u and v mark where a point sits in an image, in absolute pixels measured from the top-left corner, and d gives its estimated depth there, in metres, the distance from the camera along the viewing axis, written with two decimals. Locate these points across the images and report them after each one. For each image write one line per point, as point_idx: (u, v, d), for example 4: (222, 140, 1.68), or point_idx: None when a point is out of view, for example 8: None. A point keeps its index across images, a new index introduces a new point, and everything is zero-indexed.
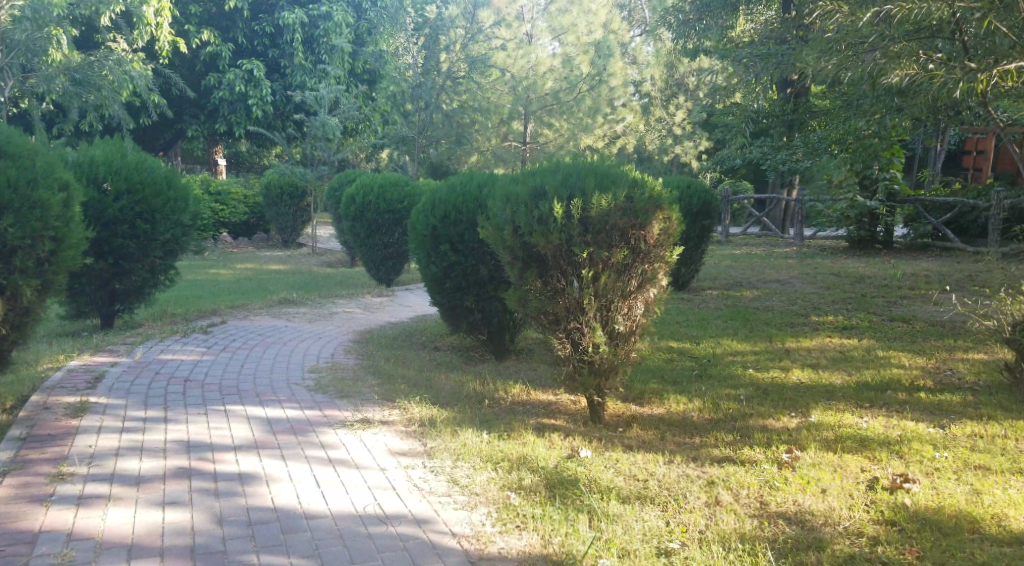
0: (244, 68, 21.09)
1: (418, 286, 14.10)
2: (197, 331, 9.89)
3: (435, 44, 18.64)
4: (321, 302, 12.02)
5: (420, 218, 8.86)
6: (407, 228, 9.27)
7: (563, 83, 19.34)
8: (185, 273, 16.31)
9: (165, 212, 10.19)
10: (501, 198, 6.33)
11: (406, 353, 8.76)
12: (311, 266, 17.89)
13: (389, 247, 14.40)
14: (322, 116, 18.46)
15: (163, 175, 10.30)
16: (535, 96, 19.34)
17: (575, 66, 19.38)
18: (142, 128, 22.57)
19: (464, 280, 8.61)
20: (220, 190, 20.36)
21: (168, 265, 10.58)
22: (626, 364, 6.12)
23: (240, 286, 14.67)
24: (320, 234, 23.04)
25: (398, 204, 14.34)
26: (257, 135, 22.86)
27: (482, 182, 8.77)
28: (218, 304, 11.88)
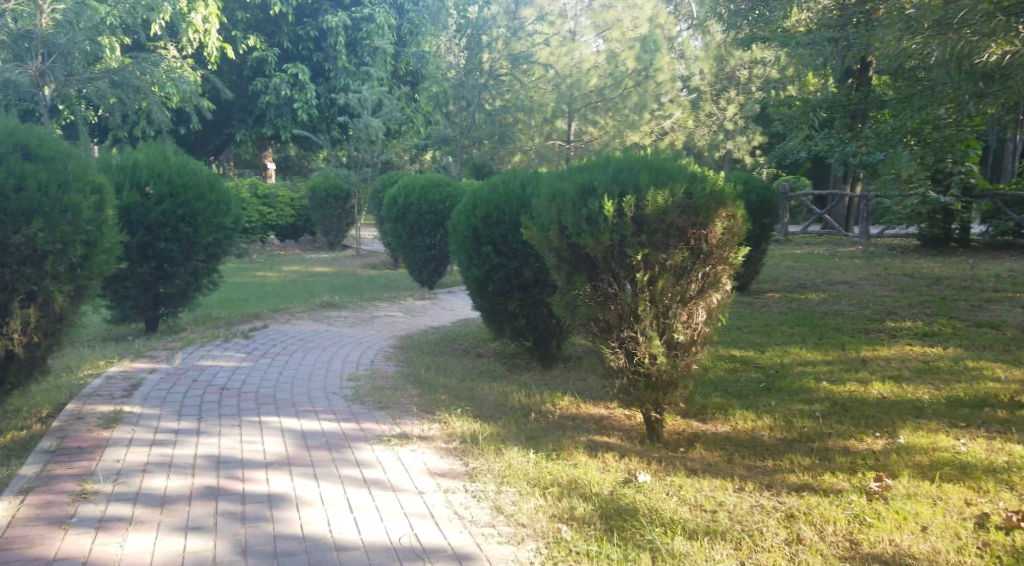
0: (289, 73, 20.72)
1: (461, 289, 13.66)
2: (234, 328, 9.49)
3: (478, 44, 18.79)
4: (361, 304, 11.61)
5: (460, 219, 8.44)
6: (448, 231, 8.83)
7: (608, 80, 18.40)
8: (231, 277, 15.99)
9: (208, 216, 9.41)
10: (546, 195, 5.87)
11: (449, 361, 8.30)
12: (355, 269, 17.54)
13: (432, 249, 13.98)
14: (365, 117, 18.13)
15: (207, 177, 9.54)
16: (579, 93, 18.34)
17: (620, 62, 18.52)
18: (188, 133, 22.31)
19: (507, 284, 8.15)
20: (267, 193, 19.90)
21: (213, 270, 9.80)
22: (686, 377, 5.61)
23: (280, 289, 14.30)
24: (365, 236, 22.73)
25: (441, 204, 13.92)
26: (301, 138, 22.57)
27: (526, 180, 8.30)
28: (260, 307, 11.46)
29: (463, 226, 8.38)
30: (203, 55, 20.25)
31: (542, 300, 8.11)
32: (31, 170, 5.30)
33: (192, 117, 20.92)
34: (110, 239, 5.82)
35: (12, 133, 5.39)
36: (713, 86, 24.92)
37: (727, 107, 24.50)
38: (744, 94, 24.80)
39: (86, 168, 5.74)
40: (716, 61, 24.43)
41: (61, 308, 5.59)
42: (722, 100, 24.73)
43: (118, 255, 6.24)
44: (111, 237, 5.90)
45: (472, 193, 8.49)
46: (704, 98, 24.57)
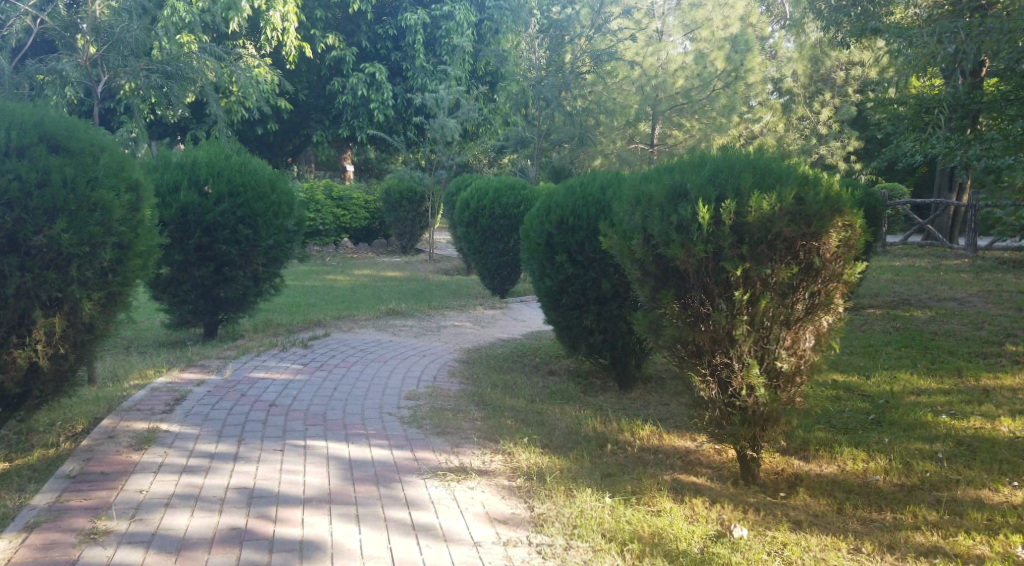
0: (366, 72, 20.37)
1: (534, 297, 13.08)
2: (296, 338, 9.09)
3: (560, 45, 17.68)
4: (428, 313, 11.13)
5: (534, 224, 7.83)
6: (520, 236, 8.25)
7: (695, 81, 18.22)
8: (302, 279, 15.69)
9: (268, 217, 9.06)
10: (630, 198, 5.19)
11: (518, 380, 7.74)
12: (427, 274, 17.11)
13: (506, 256, 13.41)
14: (441, 118, 17.65)
15: (269, 177, 9.21)
16: (664, 95, 18.16)
17: (708, 63, 18.34)
18: (266, 134, 22.20)
19: (583, 297, 7.49)
20: (341, 195, 19.57)
21: (273, 274, 9.43)
22: (788, 412, 4.89)
23: (350, 294, 13.91)
24: (439, 240, 22.30)
25: (516, 209, 13.33)
26: (378, 140, 22.26)
27: (606, 184, 7.63)
28: (326, 314, 11.03)
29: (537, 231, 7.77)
30: (282, 55, 20.07)
31: (623, 314, 7.44)
32: (57, 164, 5.04)
33: (270, 118, 20.78)
34: (140, 238, 5.59)
35: (38, 121, 5.09)
36: (806, 88, 23.93)
37: (821, 110, 23.55)
38: (838, 98, 23.64)
39: (116, 161, 5.47)
40: (809, 63, 23.30)
41: (92, 317, 5.35)
42: (816, 103, 23.63)
43: (152, 252, 5.99)
44: (142, 235, 5.67)
45: (547, 197, 7.86)
46: (796, 103, 23.69)
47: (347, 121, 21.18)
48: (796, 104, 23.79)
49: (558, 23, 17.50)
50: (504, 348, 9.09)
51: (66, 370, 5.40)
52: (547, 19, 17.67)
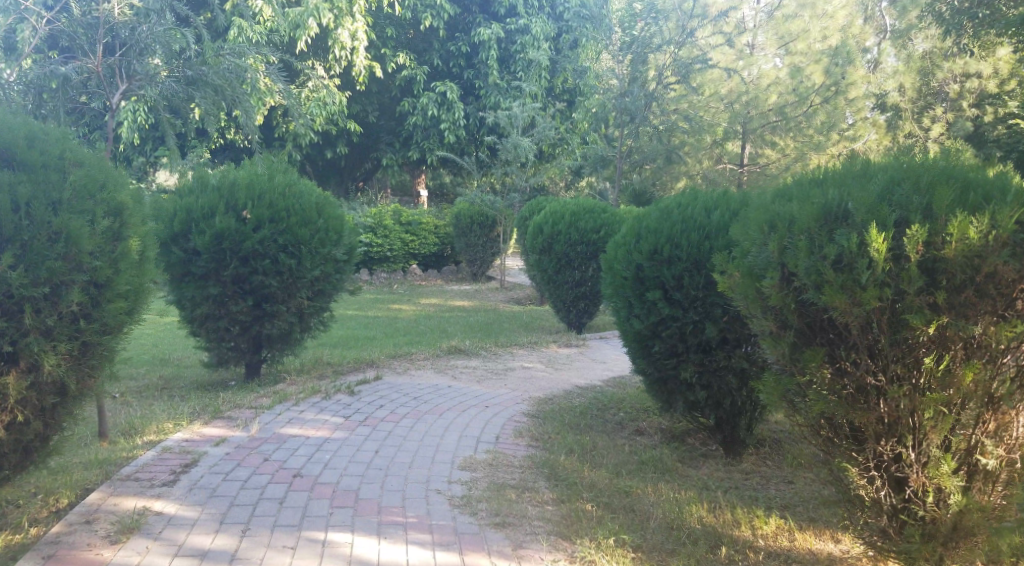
0: (437, 91, 19.26)
1: (613, 331, 11.73)
2: (341, 380, 7.91)
3: (643, 65, 16.41)
4: (497, 352, 9.89)
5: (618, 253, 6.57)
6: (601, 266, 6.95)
7: (789, 97, 16.64)
8: (364, 309, 14.67)
9: (314, 246, 7.87)
10: (765, 228, 4.44)
11: (600, 441, 6.48)
12: (498, 304, 15.84)
13: (582, 287, 12.18)
14: (514, 137, 16.51)
15: (316, 201, 8.07)
16: (756, 112, 16.73)
17: (805, 78, 16.59)
18: (335, 157, 21.14)
19: (682, 342, 6.20)
20: (410, 220, 18.45)
21: (323, 308, 8.27)
22: (980, 504, 4.17)
23: (412, 328, 12.73)
24: (512, 266, 21.14)
25: (595, 235, 12.02)
26: (452, 164, 21.14)
27: (708, 207, 6.32)
28: (383, 353, 9.80)
29: (621, 262, 6.47)
30: (352, 77, 19.04)
31: (733, 366, 6.14)
32: (9, 182, 4.11)
33: (340, 141, 19.74)
34: (126, 274, 4.54)
35: None
36: (915, 102, 21.12)
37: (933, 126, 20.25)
38: (952, 111, 20.21)
39: (96, 180, 4.48)
40: (916, 76, 20.98)
41: (62, 376, 4.33)
42: (925, 118, 20.71)
43: (149, 289, 4.94)
44: (132, 269, 4.62)
45: (632, 222, 6.58)
46: (903, 118, 20.83)
47: (416, 143, 20.03)
48: (903, 121, 20.84)
49: (641, 43, 16.19)
50: (586, 400, 7.74)
51: (32, 441, 4.37)
52: (630, 38, 16.32)
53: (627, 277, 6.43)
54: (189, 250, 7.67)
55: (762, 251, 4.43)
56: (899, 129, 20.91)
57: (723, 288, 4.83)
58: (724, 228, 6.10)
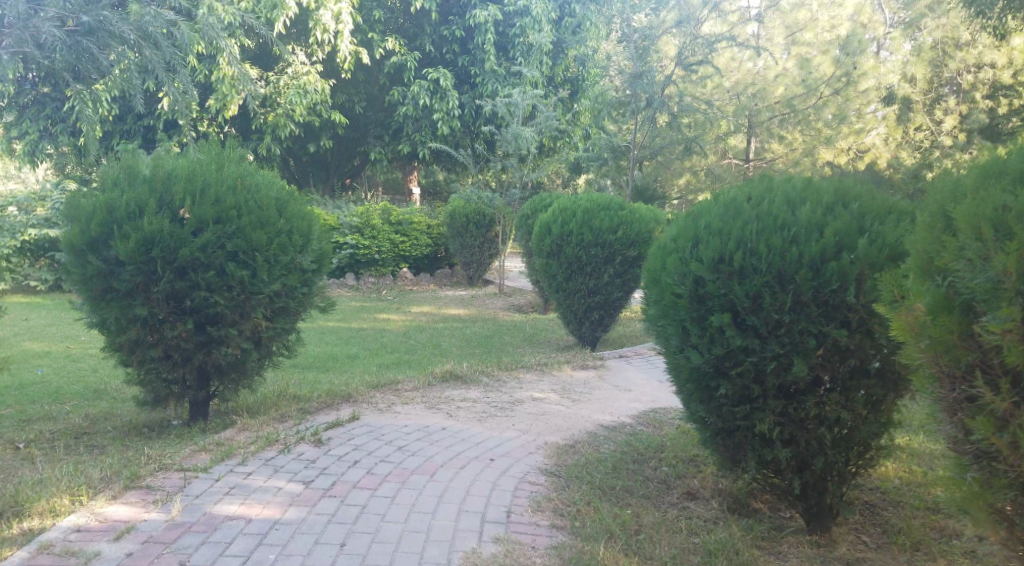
0: (429, 77, 17.35)
1: (634, 349, 10.08)
2: (296, 426, 6.28)
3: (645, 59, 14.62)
4: (501, 378, 8.30)
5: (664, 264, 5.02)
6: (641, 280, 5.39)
7: (797, 89, 18.07)
8: (349, 319, 13.06)
9: (271, 253, 6.30)
10: (990, 231, 3.29)
11: (645, 516, 4.95)
12: (497, 313, 14.21)
13: (594, 296, 10.73)
14: (514, 126, 14.91)
15: (275, 197, 6.50)
16: (764, 103, 18.26)
17: (814, 68, 18.03)
18: (315, 151, 19.34)
19: (762, 384, 4.65)
20: (401, 219, 16.74)
21: (285, 330, 6.67)
22: None
23: (401, 344, 11.04)
24: (511, 268, 19.51)
25: (610, 235, 10.42)
26: (446, 159, 19.51)
27: (790, 202, 4.80)
28: (363, 383, 8.10)
29: (668, 276, 4.90)
30: (334, 63, 17.34)
31: (827, 418, 4.65)
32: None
33: (322, 134, 17.90)
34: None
35: None
36: (925, 94, 19.97)
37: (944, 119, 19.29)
38: (965, 104, 19.11)
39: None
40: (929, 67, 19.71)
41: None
42: (937, 109, 19.62)
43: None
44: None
45: (683, 222, 5.07)
46: (914, 111, 19.92)
47: (407, 136, 18.22)
48: (913, 114, 19.96)
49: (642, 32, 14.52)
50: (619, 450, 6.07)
51: None
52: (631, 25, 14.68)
53: (682, 297, 4.82)
54: (110, 261, 6.08)
55: (983, 270, 3.30)
56: (909, 122, 19.99)
57: (895, 330, 3.63)
58: (816, 228, 4.60)
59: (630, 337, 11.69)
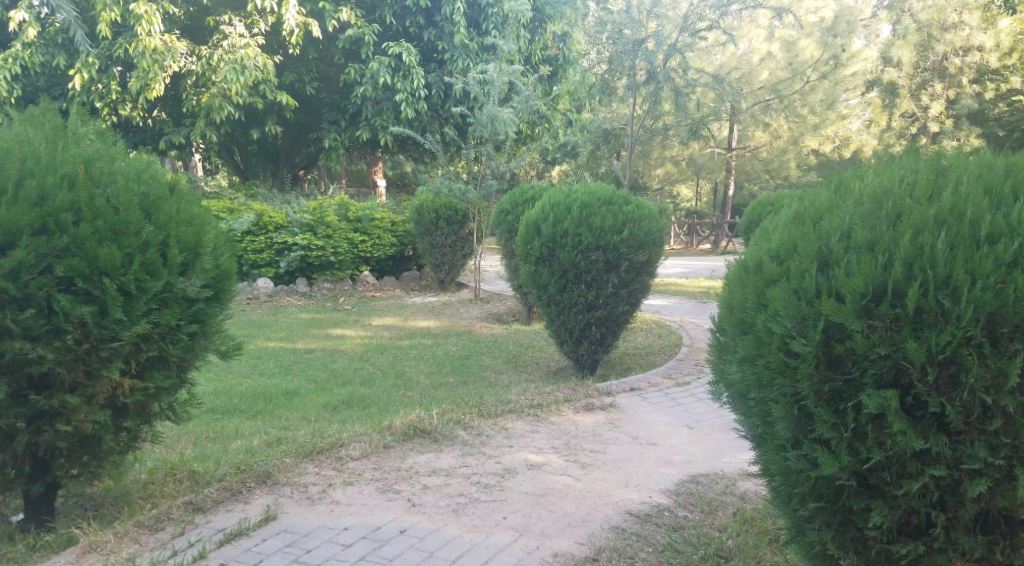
0: (390, 53, 14.76)
1: (643, 385, 8.24)
2: (173, 543, 4.37)
3: (633, 34, 12.79)
4: (482, 434, 6.25)
5: (764, 300, 3.29)
6: (721, 296, 3.74)
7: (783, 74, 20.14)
8: (292, 331, 10.69)
9: (130, 276, 4.25)
10: None
11: None
12: (473, 325, 12.03)
13: (594, 311, 8.72)
14: (490, 107, 12.84)
15: (138, 196, 4.42)
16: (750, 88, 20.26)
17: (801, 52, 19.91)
18: (263, 139, 16.97)
19: (966, 505, 2.93)
20: (360, 216, 14.18)
21: (163, 390, 4.56)
22: None
23: (354, 371, 8.86)
24: (486, 268, 17.43)
25: (614, 236, 8.43)
26: (411, 148, 17.41)
27: (988, 194, 3.11)
28: (288, 446, 5.85)
29: (773, 320, 3.20)
30: (281, 36, 14.83)
31: None
32: None
33: (268, 118, 15.22)
34: None
35: None
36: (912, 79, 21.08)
37: (930, 105, 20.59)
38: (949, 91, 20.52)
39: None
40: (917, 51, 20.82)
41: None
42: (922, 96, 20.81)
43: None
44: None
45: (792, 233, 3.35)
46: (902, 96, 21.15)
47: (366, 120, 15.43)
48: (899, 100, 21.19)
49: (615, 21, 12.80)
50: None
51: None
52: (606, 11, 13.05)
53: (796, 359, 3.11)
54: None
55: None
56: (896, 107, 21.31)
57: None
58: None
59: (634, 365, 9.62)
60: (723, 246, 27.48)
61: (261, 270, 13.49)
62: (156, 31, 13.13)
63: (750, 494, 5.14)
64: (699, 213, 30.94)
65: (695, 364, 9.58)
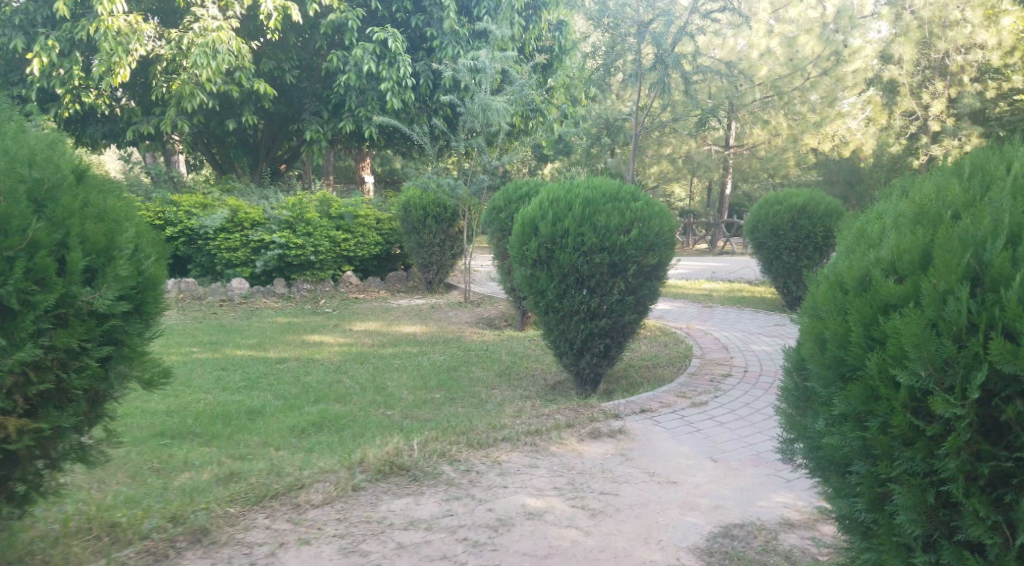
0: (375, 39, 13.76)
1: (657, 411, 7.31)
2: None
3: (640, 15, 11.99)
4: (473, 471, 5.32)
5: (880, 333, 2.92)
6: (806, 303, 3.39)
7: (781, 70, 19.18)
8: (258, 335, 9.66)
9: (18, 280, 3.56)
10: None
11: None
12: (462, 332, 11.01)
13: (597, 321, 7.76)
14: (483, 95, 11.87)
15: (30, 184, 3.74)
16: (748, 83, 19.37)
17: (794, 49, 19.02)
18: (239, 130, 15.94)
19: None
20: (342, 212, 13.19)
21: (67, 428, 3.85)
22: None
23: (328, 384, 7.86)
24: (477, 269, 16.43)
25: (621, 236, 7.49)
26: (398, 141, 16.40)
27: None
28: (236, 487, 4.86)
29: (894, 358, 2.85)
30: (259, 20, 13.83)
31: None
32: None
33: (243, 107, 14.18)
34: None
35: None
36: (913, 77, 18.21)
37: (931, 103, 17.87)
38: (952, 87, 17.77)
39: None
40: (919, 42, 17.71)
41: None
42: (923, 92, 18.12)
43: None
44: None
45: (916, 244, 2.99)
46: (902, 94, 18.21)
47: (350, 110, 14.45)
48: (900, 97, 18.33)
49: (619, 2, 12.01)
50: None
51: None
52: None
53: (928, 421, 2.81)
54: None
55: None
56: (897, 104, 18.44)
57: None
58: None
59: (644, 383, 8.68)
60: (720, 246, 26.48)
61: (236, 270, 12.46)
62: (120, 10, 12.11)
63: (802, 558, 4.30)
64: (695, 212, 29.89)
65: (710, 380, 8.69)
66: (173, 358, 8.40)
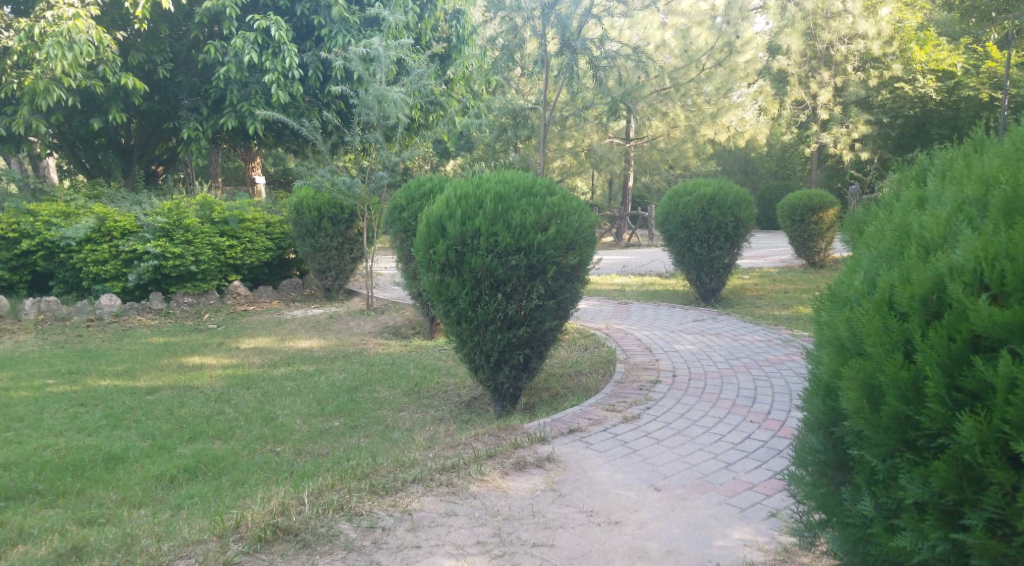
0: (258, 28, 12.57)
1: (581, 429, 6.42)
2: None
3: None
4: (374, 528, 4.45)
5: (979, 385, 3.15)
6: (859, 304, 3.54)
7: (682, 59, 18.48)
8: (119, 360, 8.44)
9: None
10: None
11: None
12: (366, 343, 10.03)
13: (515, 330, 6.88)
14: (376, 85, 10.83)
15: None
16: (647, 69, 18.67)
17: (693, 39, 18.41)
18: (108, 129, 14.52)
19: None
20: (226, 216, 11.99)
21: None
22: None
23: (205, 417, 6.79)
24: (380, 271, 15.42)
25: (538, 235, 6.67)
26: (289, 137, 15.26)
27: None
28: None
29: (1005, 421, 3.09)
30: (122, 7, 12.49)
31: None
32: None
33: (109, 104, 12.82)
34: None
35: None
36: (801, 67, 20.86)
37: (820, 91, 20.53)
38: (839, 76, 20.72)
39: None
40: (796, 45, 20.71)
41: None
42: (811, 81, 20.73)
43: None
44: None
45: (1009, 257, 3.18)
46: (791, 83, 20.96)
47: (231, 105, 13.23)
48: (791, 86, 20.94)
49: None
50: None
51: None
52: None
53: None
54: None
55: None
56: None
57: None
58: None
59: (569, 396, 7.91)
60: (626, 238, 25.89)
61: (105, 285, 11.12)
62: None
63: None
64: (599, 206, 29.37)
65: (638, 388, 7.89)
66: (21, 396, 7.20)
